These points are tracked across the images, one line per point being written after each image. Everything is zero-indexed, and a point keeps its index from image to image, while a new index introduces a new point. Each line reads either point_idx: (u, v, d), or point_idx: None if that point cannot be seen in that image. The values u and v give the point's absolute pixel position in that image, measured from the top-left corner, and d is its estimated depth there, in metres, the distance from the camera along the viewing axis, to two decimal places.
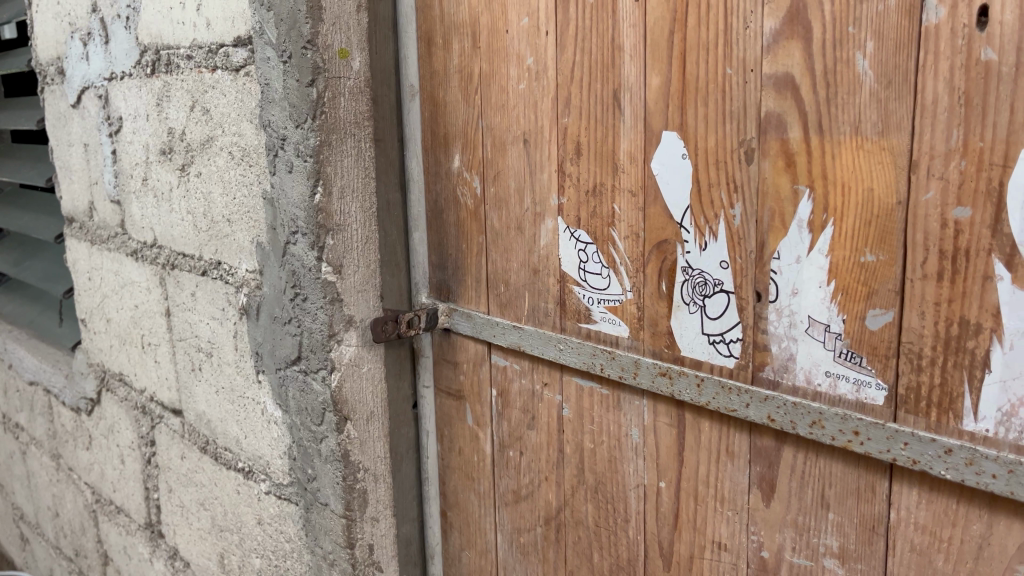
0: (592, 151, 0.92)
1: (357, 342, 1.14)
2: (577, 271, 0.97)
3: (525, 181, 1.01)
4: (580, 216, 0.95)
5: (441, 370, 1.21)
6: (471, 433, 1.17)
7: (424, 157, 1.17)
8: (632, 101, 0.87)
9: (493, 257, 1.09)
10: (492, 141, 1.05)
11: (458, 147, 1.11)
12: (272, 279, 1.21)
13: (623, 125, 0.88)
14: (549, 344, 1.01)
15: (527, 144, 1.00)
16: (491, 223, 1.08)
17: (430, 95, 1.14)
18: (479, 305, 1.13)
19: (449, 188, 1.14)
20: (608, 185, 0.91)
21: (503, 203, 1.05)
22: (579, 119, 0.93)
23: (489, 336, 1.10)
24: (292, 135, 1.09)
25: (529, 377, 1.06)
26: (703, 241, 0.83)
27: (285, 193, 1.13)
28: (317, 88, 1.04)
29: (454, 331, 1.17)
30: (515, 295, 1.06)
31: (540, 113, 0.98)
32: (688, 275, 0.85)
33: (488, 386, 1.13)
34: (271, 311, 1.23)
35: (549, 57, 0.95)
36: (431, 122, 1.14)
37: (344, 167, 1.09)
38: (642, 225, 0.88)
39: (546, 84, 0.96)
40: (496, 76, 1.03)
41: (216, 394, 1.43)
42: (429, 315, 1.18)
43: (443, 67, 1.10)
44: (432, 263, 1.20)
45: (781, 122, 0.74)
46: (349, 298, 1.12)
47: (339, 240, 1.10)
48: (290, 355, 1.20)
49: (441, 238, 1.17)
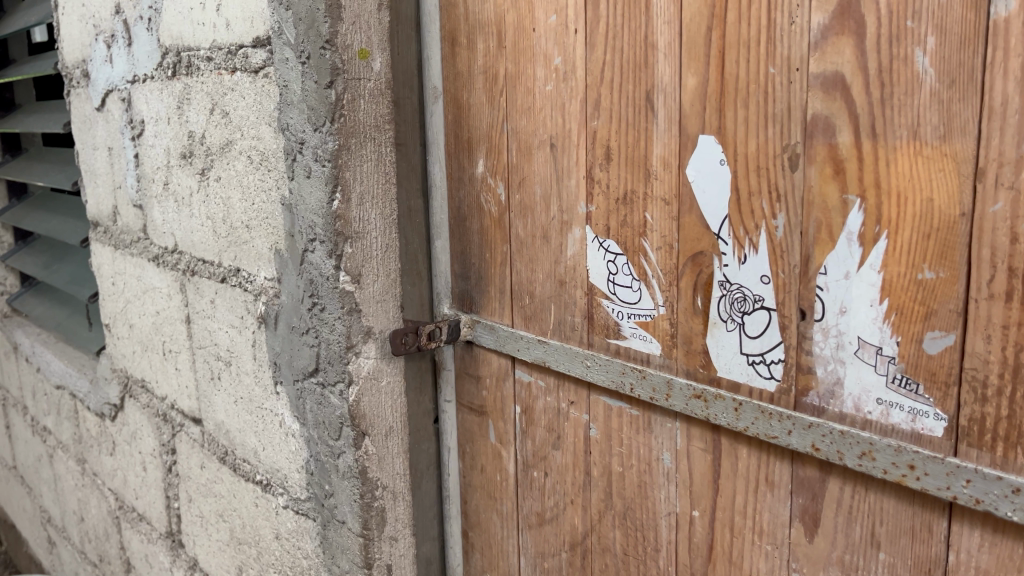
0: (623, 157, 0.86)
1: (376, 354, 1.09)
2: (606, 284, 0.91)
3: (552, 188, 0.96)
4: (610, 225, 0.89)
5: (463, 384, 1.16)
6: (494, 450, 1.12)
7: (447, 162, 1.12)
8: (667, 103, 0.81)
9: (517, 267, 1.03)
10: (517, 146, 1.00)
11: (482, 151, 1.06)
12: (290, 288, 1.17)
13: (656, 127, 0.82)
14: (575, 360, 0.95)
15: (554, 148, 0.95)
16: (516, 232, 1.03)
17: (453, 97, 1.09)
18: (503, 318, 1.08)
19: (473, 194, 1.09)
20: (640, 192, 0.85)
21: (528, 211, 1.00)
22: (609, 122, 0.87)
23: (513, 350, 1.05)
24: (311, 139, 1.05)
25: (554, 394, 1.01)
26: (742, 254, 0.76)
27: (304, 199, 1.09)
28: (336, 90, 1.00)
29: (476, 343, 1.12)
30: (541, 308, 1.01)
31: (568, 116, 0.92)
32: (725, 290, 0.79)
33: (512, 402, 1.08)
34: (289, 321, 1.19)
35: (578, 57, 0.90)
36: (454, 126, 1.10)
37: (363, 172, 1.04)
38: (676, 236, 0.82)
39: (575, 86, 0.91)
40: (522, 77, 0.97)
41: (235, 405, 1.40)
42: (451, 327, 1.13)
43: (467, 68, 1.06)
44: (455, 273, 1.15)
45: (829, 126, 0.68)
46: (368, 309, 1.08)
47: (357, 249, 1.05)
48: (307, 367, 1.16)
49: (464, 247, 1.12)
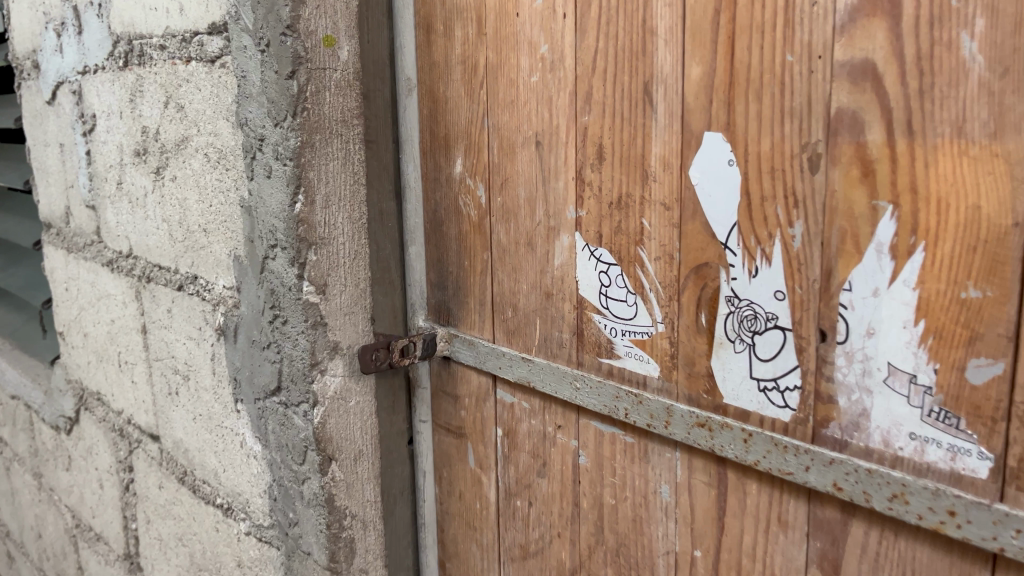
0: (616, 157, 0.78)
1: (344, 372, 1.00)
2: (597, 298, 0.82)
3: (536, 190, 0.87)
4: (601, 231, 0.81)
5: (439, 404, 1.07)
6: (474, 476, 1.03)
7: (423, 161, 1.03)
8: (667, 95, 0.72)
9: (499, 277, 0.95)
10: (499, 143, 0.91)
11: (461, 149, 0.97)
12: (250, 298, 1.07)
13: (654, 123, 0.73)
14: (563, 381, 0.87)
15: (539, 146, 0.86)
16: (498, 238, 0.94)
17: (429, 90, 1.00)
18: (483, 332, 0.99)
19: (450, 197, 1.00)
20: (636, 196, 0.76)
21: (511, 215, 0.91)
22: (601, 118, 0.78)
23: (494, 368, 0.96)
24: (271, 135, 0.96)
25: (539, 417, 0.92)
26: (753, 266, 0.68)
27: (264, 201, 0.99)
28: (298, 81, 0.90)
29: (454, 359, 1.03)
30: (524, 322, 0.92)
31: (555, 110, 0.83)
32: (733, 307, 0.70)
33: (493, 425, 0.99)
34: (249, 334, 1.09)
35: (566, 44, 0.81)
36: (430, 121, 1.01)
37: (330, 171, 0.95)
38: (676, 244, 0.74)
39: (564, 76, 0.82)
40: (505, 67, 0.88)
41: (194, 422, 1.29)
42: (426, 342, 1.04)
43: (444, 58, 0.96)
44: (430, 282, 1.06)
45: (856, 122, 0.59)
46: (335, 322, 0.98)
47: (323, 256, 0.96)
48: (269, 385, 1.06)
49: (440, 255, 1.03)
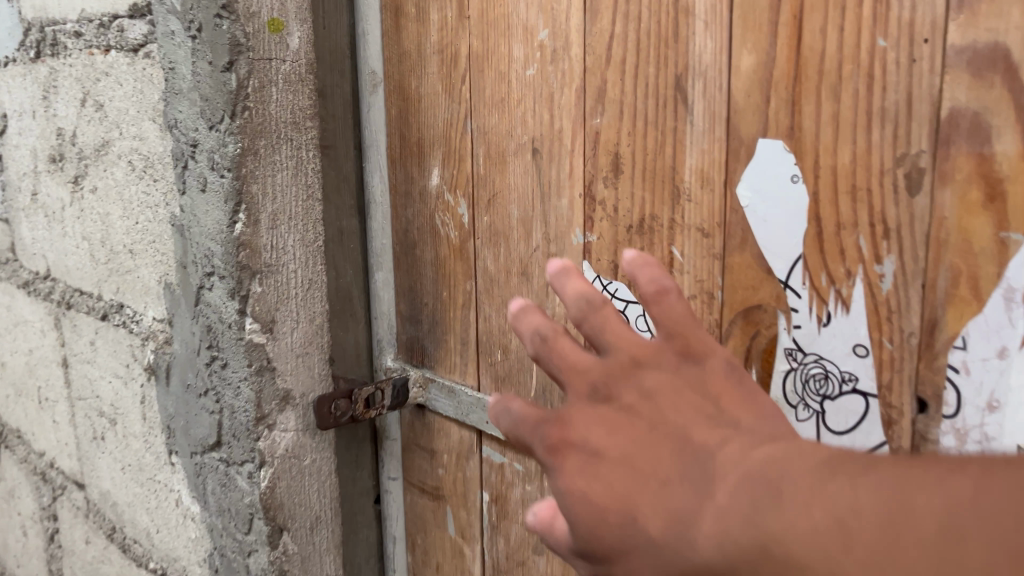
0: (637, 170, 0.62)
1: (297, 425, 0.83)
2: None
3: (533, 209, 0.72)
4: (618, 261, 0.65)
5: (413, 459, 0.91)
6: (454, 545, 0.88)
7: (392, 170, 0.87)
8: (707, 92, 0.57)
9: (486, 311, 0.79)
10: (486, 150, 0.75)
11: (439, 157, 0.81)
12: (184, 335, 0.89)
13: (689, 126, 0.58)
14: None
15: (536, 153, 0.70)
16: (484, 265, 0.79)
17: (398, 86, 0.84)
18: (466, 377, 0.83)
19: (426, 215, 0.84)
20: (663, 219, 0.61)
21: (501, 238, 0.76)
22: (617, 120, 0.63)
23: (479, 421, 0.81)
24: (205, 140, 0.78)
25: (536, 483, 0.77)
26: (824, 314, 0.53)
27: (198, 219, 0.82)
28: (237, 74, 0.73)
29: (431, 409, 0.87)
30: (518, 367, 0.77)
31: (557, 111, 0.68)
32: (795, 363, 0.55)
33: (478, 487, 0.84)
34: (183, 377, 0.91)
35: (572, 29, 0.65)
36: (400, 123, 0.85)
37: (277, 184, 0.78)
38: (718, 280, 0.58)
39: (568, 68, 0.66)
40: (492, 57, 0.73)
41: (123, 473, 1.11)
42: (397, 388, 0.88)
43: (418, 46, 0.81)
44: (402, 314, 0.90)
45: (979, 126, 0.44)
46: (285, 367, 0.81)
47: (269, 287, 0.79)
48: (207, 438, 0.89)
49: (413, 283, 0.88)
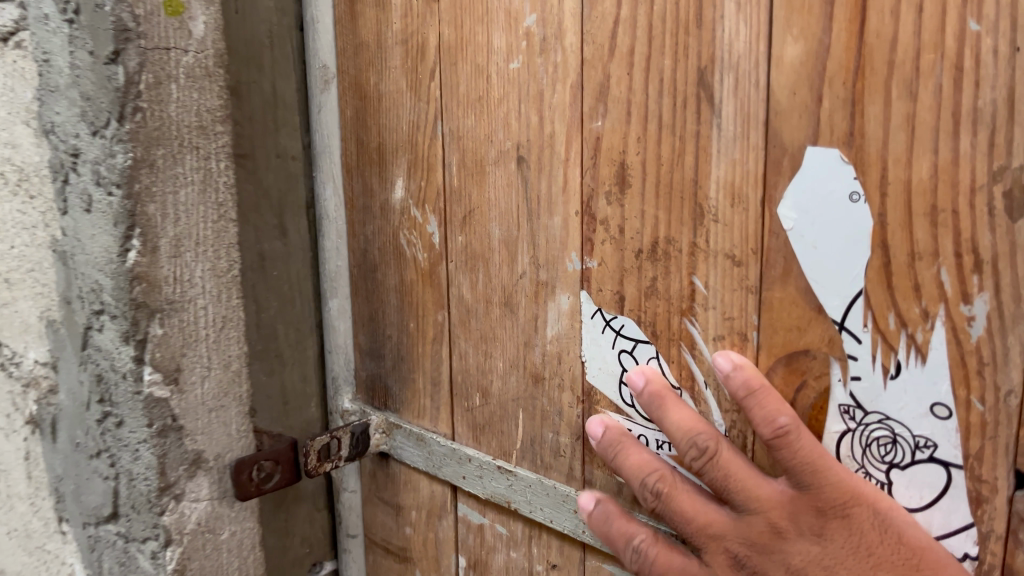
0: (648, 182, 0.53)
1: (210, 493, 0.68)
2: (617, 389, 0.57)
3: (517, 227, 0.62)
4: (624, 293, 0.55)
5: (375, 515, 0.82)
6: None
7: (347, 181, 0.77)
8: (739, 88, 0.47)
9: (460, 345, 0.70)
10: (460, 158, 0.66)
11: (403, 166, 0.71)
12: (71, 384, 0.74)
13: (715, 130, 0.49)
14: (560, 508, 0.62)
15: (522, 163, 0.60)
16: (458, 293, 0.69)
17: (353, 82, 0.74)
18: (437, 424, 0.73)
19: (387, 233, 0.74)
20: (680, 244, 0.52)
21: (478, 262, 0.66)
22: (621, 122, 0.53)
23: (454, 476, 0.71)
24: (88, 148, 0.63)
25: (523, 552, 0.67)
26: (892, 365, 0.44)
27: (83, 246, 0.67)
28: (126, 65, 0.59)
29: (395, 458, 0.77)
30: (498, 417, 0.67)
31: (546, 111, 0.58)
32: (852, 423, 0.46)
33: (453, 553, 0.74)
34: (72, 434, 0.76)
35: (564, 11, 0.56)
36: (356, 122, 0.75)
37: (180, 203, 0.64)
38: (752, 319, 0.49)
39: (561, 61, 0.56)
40: (466, 47, 0.63)
41: (8, 539, 0.94)
42: (357, 437, 0.77)
43: (377, 36, 0.71)
44: (359, 348, 0.80)
45: None
46: (194, 424, 0.67)
47: (173, 329, 0.64)
48: (102, 508, 0.73)
49: (373, 311, 0.78)
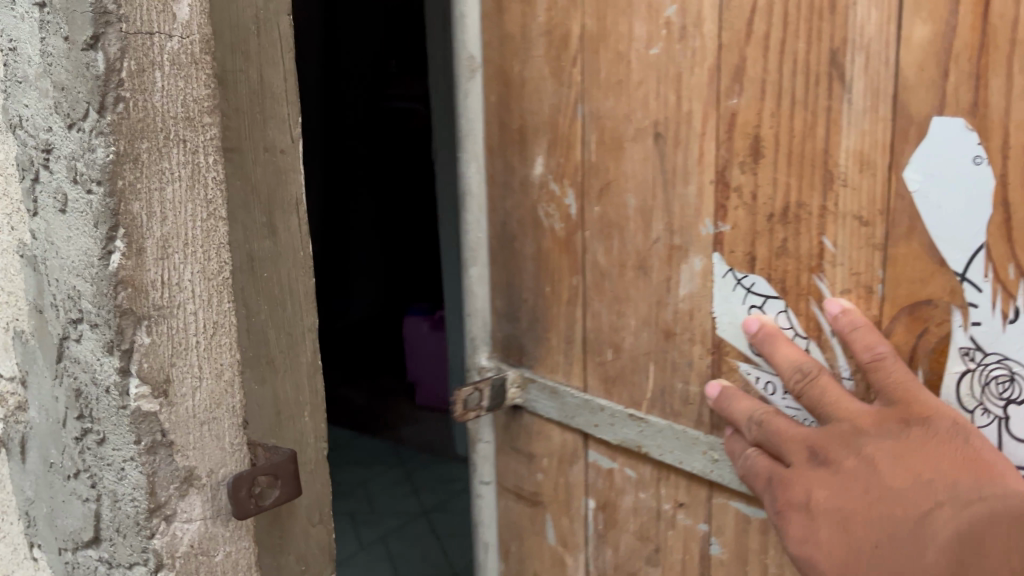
0: (783, 153, 0.59)
1: (205, 512, 0.64)
2: (747, 342, 0.64)
3: (652, 194, 0.69)
4: (755, 252, 0.62)
5: (511, 464, 0.91)
6: (552, 553, 0.88)
7: (490, 161, 0.85)
8: (869, 67, 0.54)
9: (593, 306, 0.77)
10: (598, 136, 0.73)
11: (544, 145, 0.78)
12: (43, 400, 0.69)
13: (845, 105, 0.55)
14: (691, 450, 0.70)
15: (659, 138, 0.68)
16: (594, 258, 0.76)
17: (499, 69, 0.81)
18: (570, 378, 0.81)
19: (527, 208, 0.82)
20: (810, 208, 0.58)
21: (614, 230, 0.73)
22: (759, 100, 0.60)
23: (587, 426, 0.79)
24: (63, 143, 0.59)
25: (652, 492, 0.76)
26: (1009, 310, 0.50)
27: (57, 250, 0.62)
28: (105, 53, 0.54)
29: (529, 410, 0.86)
30: (631, 368, 0.75)
31: (684, 91, 0.65)
32: (974, 365, 0.52)
33: (583, 496, 0.83)
34: (46, 453, 0.70)
35: (705, 4, 0.63)
36: (498, 109, 0.82)
37: (167, 201, 0.59)
38: (878, 272, 0.56)
39: (699, 46, 0.63)
40: (609, 36, 0.70)
41: None
42: (496, 391, 0.85)
43: (522, 29, 0.78)
44: (497, 311, 0.88)
45: None
46: (185, 439, 0.62)
47: (162, 337, 0.60)
48: (81, 531, 0.68)
49: (511, 278, 0.85)
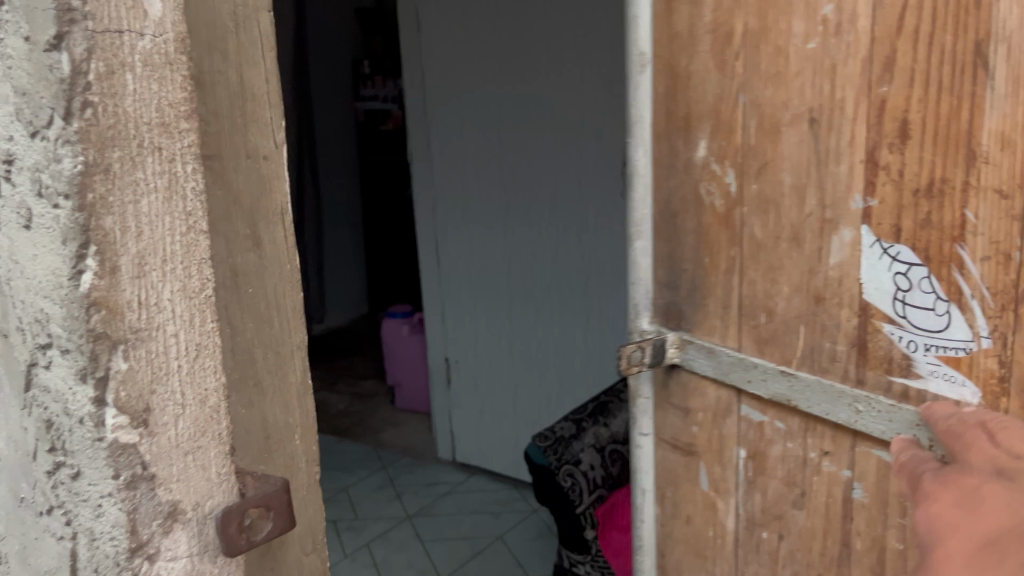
0: (935, 134, 0.58)
1: (193, 548, 0.60)
2: (890, 306, 0.64)
3: (808, 173, 0.69)
4: (901, 225, 0.62)
5: (666, 417, 0.90)
6: (706, 498, 0.87)
7: (654, 143, 0.84)
8: (1011, 58, 0.53)
9: (749, 275, 0.77)
10: (758, 121, 0.72)
11: (706, 131, 0.78)
12: (8, 429, 0.63)
13: (989, 91, 0.55)
14: (836, 402, 0.70)
15: (814, 123, 0.67)
16: (751, 232, 0.76)
17: (666, 64, 0.81)
18: (724, 341, 0.81)
19: (689, 185, 0.81)
20: (954, 181, 0.58)
21: (772, 206, 0.73)
22: (910, 86, 0.60)
23: (740, 382, 0.79)
24: (18, 151, 0.54)
25: (798, 440, 0.75)
26: None
27: (17, 267, 0.57)
28: (68, 49, 0.50)
29: (687, 372, 0.85)
30: (784, 329, 0.74)
31: (839, 79, 0.65)
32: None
33: (734, 445, 0.82)
34: (15, 486, 0.65)
35: (860, 4, 0.62)
36: (664, 101, 0.81)
37: (143, 214, 0.54)
38: (1017, 241, 0.55)
39: (853, 41, 0.63)
40: (769, 32, 0.70)
41: None
42: (655, 349, 0.85)
43: (688, 27, 0.78)
44: (658, 280, 0.87)
45: None
46: (168, 471, 0.57)
47: (137, 362, 0.55)
48: (51, 569, 0.63)
49: (672, 249, 0.84)
